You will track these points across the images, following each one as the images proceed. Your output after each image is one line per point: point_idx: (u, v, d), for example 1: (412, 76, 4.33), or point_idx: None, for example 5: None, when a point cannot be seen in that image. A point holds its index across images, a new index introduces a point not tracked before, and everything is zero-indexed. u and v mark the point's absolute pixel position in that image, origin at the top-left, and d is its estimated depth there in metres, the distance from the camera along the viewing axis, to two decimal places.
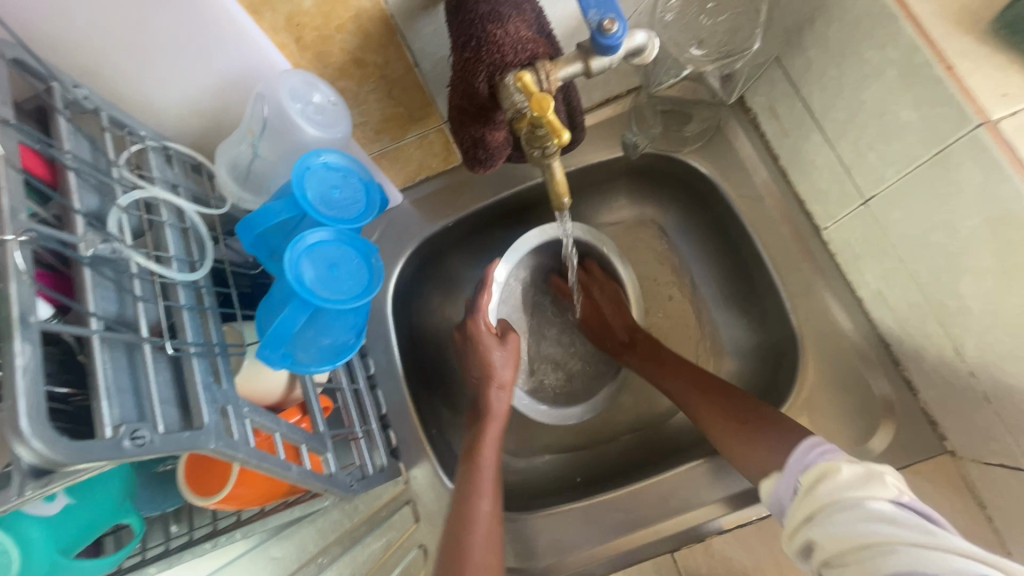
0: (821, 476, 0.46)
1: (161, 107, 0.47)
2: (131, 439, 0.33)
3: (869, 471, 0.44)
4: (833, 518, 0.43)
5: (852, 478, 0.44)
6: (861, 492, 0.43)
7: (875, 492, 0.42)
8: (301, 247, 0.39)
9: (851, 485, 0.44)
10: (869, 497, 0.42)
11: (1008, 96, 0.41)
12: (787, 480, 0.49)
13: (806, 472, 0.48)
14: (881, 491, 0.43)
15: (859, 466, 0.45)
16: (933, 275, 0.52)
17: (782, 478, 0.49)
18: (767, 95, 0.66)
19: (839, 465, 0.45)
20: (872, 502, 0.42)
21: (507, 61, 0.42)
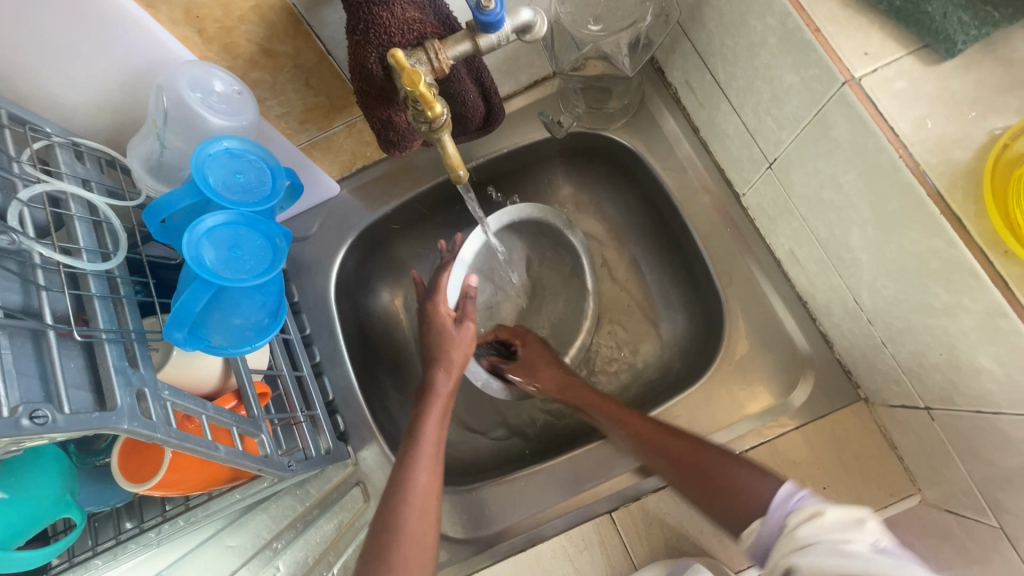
0: (808, 518, 0.44)
1: (67, 104, 0.48)
2: (30, 419, 0.34)
3: (852, 515, 0.43)
4: (810, 551, 0.42)
5: (838, 520, 0.43)
6: (840, 534, 0.41)
7: (853, 535, 0.41)
8: (200, 231, 0.41)
9: (832, 527, 0.42)
10: (847, 538, 0.41)
11: (869, 55, 0.44)
12: (773, 524, 0.47)
13: (793, 515, 0.46)
14: (861, 536, 0.41)
15: (846, 509, 0.43)
16: (829, 230, 0.55)
17: (765, 523, 0.48)
18: (682, 69, 0.69)
19: (823, 509, 0.44)
20: (851, 544, 0.40)
21: (394, 41, 0.43)
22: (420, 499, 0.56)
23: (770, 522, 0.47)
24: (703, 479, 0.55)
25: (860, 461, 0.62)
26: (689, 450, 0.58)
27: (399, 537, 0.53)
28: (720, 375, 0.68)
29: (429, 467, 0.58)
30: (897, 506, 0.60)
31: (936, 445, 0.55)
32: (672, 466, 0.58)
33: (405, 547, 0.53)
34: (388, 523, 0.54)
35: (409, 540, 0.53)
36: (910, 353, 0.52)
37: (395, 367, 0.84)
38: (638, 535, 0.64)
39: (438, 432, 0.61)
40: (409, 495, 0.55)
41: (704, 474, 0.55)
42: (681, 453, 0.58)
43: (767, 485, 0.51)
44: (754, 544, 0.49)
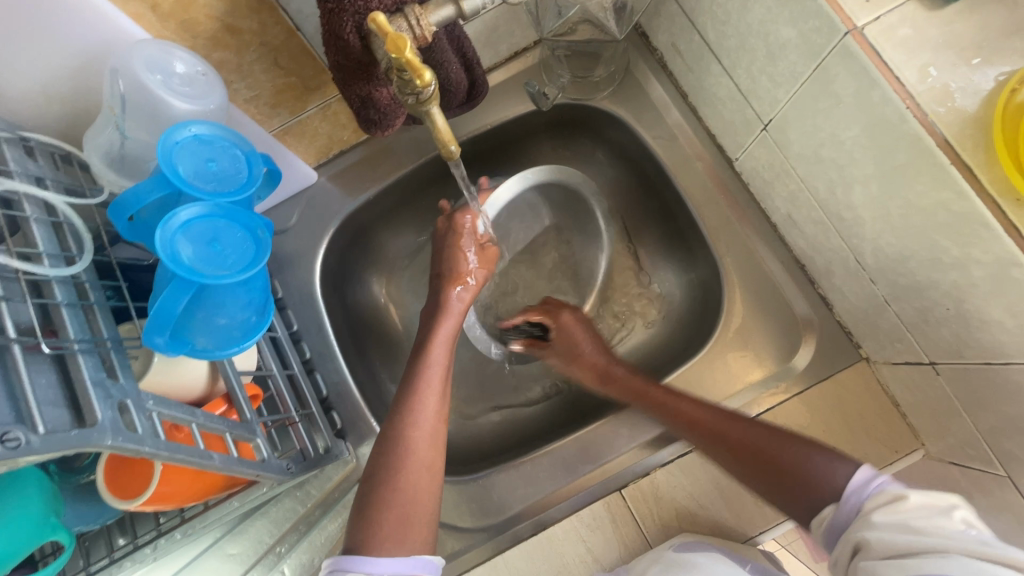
0: (888, 502, 0.45)
1: (12, 96, 0.43)
2: (1, 443, 0.31)
3: (937, 502, 0.43)
4: (888, 531, 0.43)
5: (922, 505, 0.43)
6: (926, 519, 0.42)
7: (941, 523, 0.42)
8: (173, 225, 0.38)
9: (916, 512, 0.43)
10: (932, 522, 0.42)
11: (870, 2, 0.42)
12: (847, 509, 0.48)
13: (870, 500, 0.47)
14: (948, 524, 0.42)
15: (928, 495, 0.44)
16: (829, 190, 0.54)
17: (838, 509, 0.48)
18: (668, 31, 0.66)
19: (903, 494, 0.45)
20: (936, 530, 0.42)
21: (371, 7, 0.40)
22: (428, 424, 0.55)
23: (845, 505, 0.48)
24: (775, 479, 0.53)
25: (865, 420, 0.62)
26: (747, 438, 0.56)
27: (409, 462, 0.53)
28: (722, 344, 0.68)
29: (436, 392, 0.57)
30: (903, 461, 0.61)
31: (941, 399, 0.55)
32: (717, 449, 0.57)
33: (413, 477, 0.52)
34: (392, 457, 0.53)
35: (419, 462, 0.53)
36: (915, 310, 0.51)
37: (388, 359, 0.81)
38: (650, 510, 0.64)
39: (445, 352, 0.60)
40: (415, 419, 0.55)
41: (760, 460, 0.54)
42: (738, 445, 0.56)
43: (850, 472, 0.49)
44: (824, 530, 0.49)
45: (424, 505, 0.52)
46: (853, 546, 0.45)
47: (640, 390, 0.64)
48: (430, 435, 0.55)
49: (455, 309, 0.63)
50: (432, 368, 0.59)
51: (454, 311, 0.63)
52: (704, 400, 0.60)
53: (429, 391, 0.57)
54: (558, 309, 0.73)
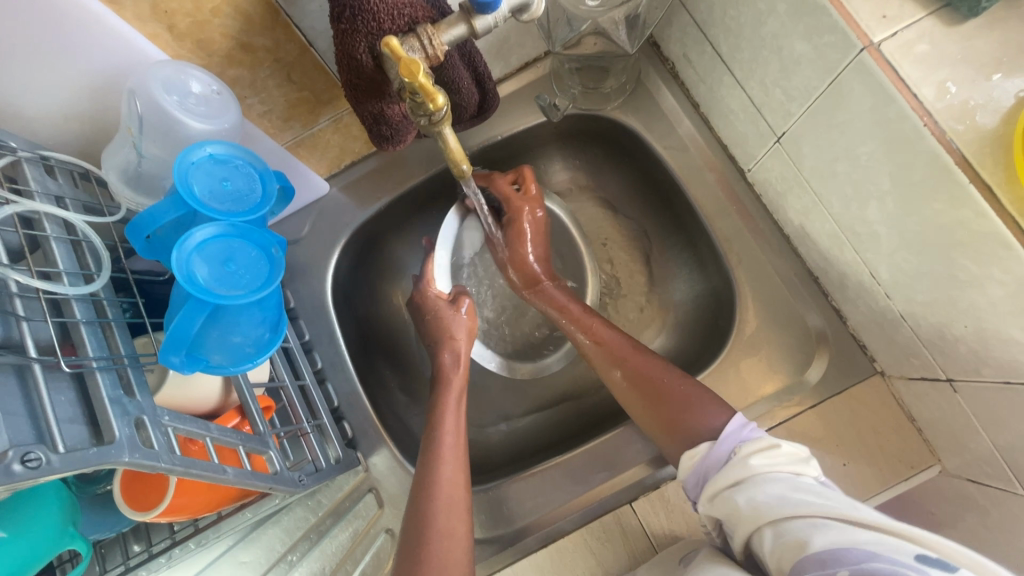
0: (761, 447, 0.47)
1: (32, 114, 0.44)
2: (22, 463, 0.32)
3: (801, 451, 0.47)
4: (759, 486, 0.45)
5: (789, 454, 0.47)
6: (787, 467, 0.46)
7: (801, 470, 0.46)
8: (189, 246, 0.38)
9: (783, 461, 0.46)
10: (795, 473, 0.45)
11: (887, 18, 0.41)
12: (720, 452, 0.50)
13: (745, 443, 0.49)
14: (804, 470, 0.46)
15: (794, 445, 0.48)
16: (844, 205, 0.53)
17: (712, 448, 0.51)
18: (680, 42, 0.66)
19: (776, 443, 0.48)
20: (801, 477, 0.45)
21: (385, 28, 0.40)
22: (450, 470, 0.57)
23: (719, 447, 0.50)
24: (662, 415, 0.58)
25: (880, 436, 0.62)
26: (645, 367, 0.62)
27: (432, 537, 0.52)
28: (733, 355, 0.67)
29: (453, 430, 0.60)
30: (918, 477, 0.60)
31: (958, 416, 0.54)
32: (625, 377, 0.63)
33: (443, 516, 0.54)
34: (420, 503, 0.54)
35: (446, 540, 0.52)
36: (932, 325, 0.51)
37: (398, 367, 0.82)
38: (659, 521, 0.64)
39: (451, 438, 0.59)
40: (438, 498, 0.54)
41: (659, 388, 0.59)
42: (643, 377, 0.61)
43: (723, 420, 0.53)
44: (691, 473, 0.52)
45: (457, 541, 0.52)
46: (728, 503, 0.47)
47: (561, 306, 0.71)
48: (457, 468, 0.57)
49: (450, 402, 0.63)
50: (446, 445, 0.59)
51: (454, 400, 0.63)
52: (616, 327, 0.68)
53: (448, 468, 0.57)
54: (523, 199, 0.72)
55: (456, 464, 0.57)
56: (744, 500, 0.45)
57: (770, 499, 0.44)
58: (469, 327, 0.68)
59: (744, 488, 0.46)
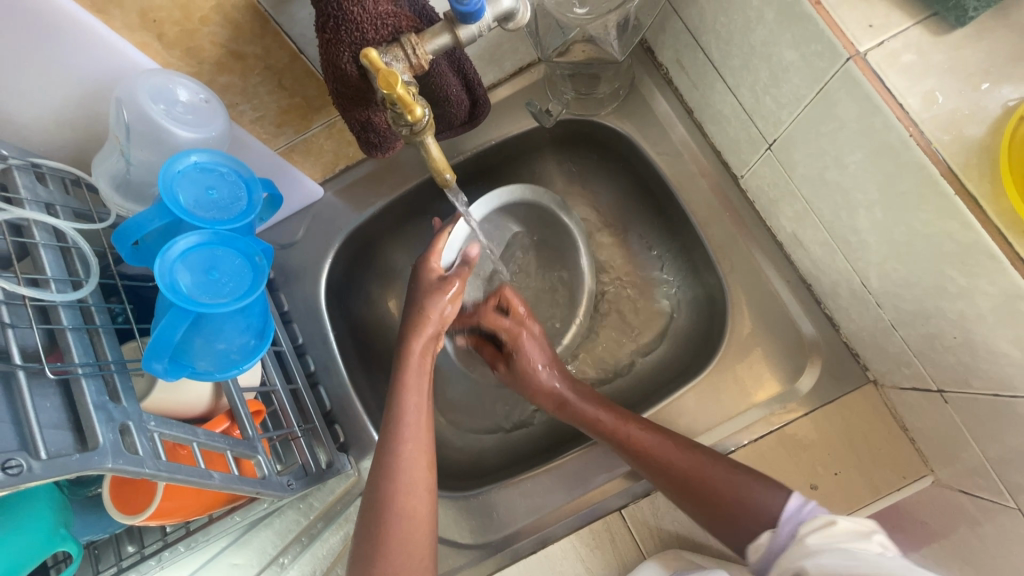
0: (822, 525, 0.49)
1: (23, 122, 0.45)
2: (2, 470, 0.32)
3: (862, 526, 0.47)
4: (820, 556, 0.46)
5: (848, 530, 0.47)
6: (850, 541, 0.46)
7: (863, 542, 0.46)
8: (172, 255, 0.39)
9: (846, 536, 0.47)
10: (857, 544, 0.46)
11: (874, 27, 0.41)
12: (784, 534, 0.52)
13: (804, 524, 0.51)
14: (870, 544, 0.46)
15: (855, 521, 0.48)
16: (834, 213, 0.53)
17: (775, 534, 0.52)
18: (673, 47, 0.66)
19: (834, 519, 0.49)
20: (860, 547, 0.45)
21: (368, 38, 0.40)
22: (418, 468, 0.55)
23: (782, 532, 0.52)
24: (711, 505, 0.56)
25: (872, 445, 0.61)
26: (696, 465, 0.58)
27: (398, 537, 0.52)
28: (725, 362, 0.67)
29: (422, 426, 0.57)
30: (911, 487, 0.60)
31: (949, 427, 0.54)
32: (670, 482, 0.58)
33: (411, 508, 0.54)
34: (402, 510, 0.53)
35: (412, 539, 0.53)
36: (922, 336, 0.50)
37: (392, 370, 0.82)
38: (649, 528, 0.64)
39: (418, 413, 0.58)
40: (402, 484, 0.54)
41: (714, 494, 0.56)
42: (699, 489, 0.57)
43: (783, 500, 0.54)
44: (759, 560, 0.53)
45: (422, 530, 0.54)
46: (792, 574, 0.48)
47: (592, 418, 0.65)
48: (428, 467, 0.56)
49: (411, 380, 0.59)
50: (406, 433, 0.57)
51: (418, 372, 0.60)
52: (652, 425, 0.62)
53: (414, 451, 0.56)
54: (514, 328, 0.70)
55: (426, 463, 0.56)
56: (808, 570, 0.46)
57: (829, 565, 0.45)
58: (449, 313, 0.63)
59: (804, 562, 0.47)
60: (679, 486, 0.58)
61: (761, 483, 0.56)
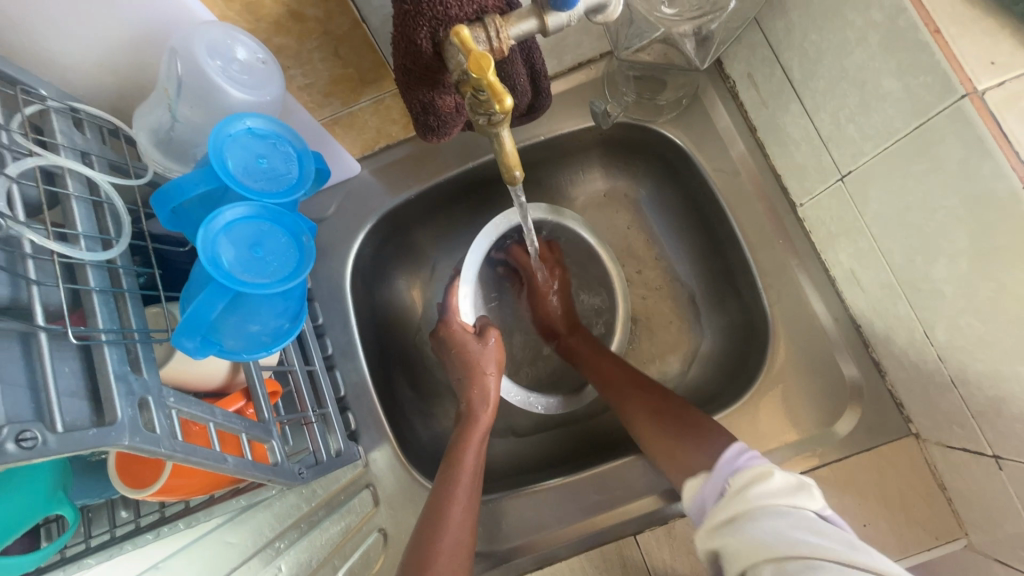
0: (754, 476, 0.47)
1: (66, 63, 0.42)
2: (16, 442, 0.29)
3: (796, 480, 0.46)
4: (756, 523, 0.44)
5: (781, 485, 0.45)
6: (783, 497, 0.44)
7: (801, 501, 0.44)
8: (217, 225, 0.36)
9: (779, 492, 0.45)
10: (796, 505, 0.44)
11: (995, 65, 0.38)
12: (717, 479, 0.50)
13: (737, 474, 0.49)
14: (806, 501, 0.44)
15: (789, 475, 0.46)
16: (906, 257, 0.50)
17: (709, 478, 0.51)
18: (746, 61, 0.62)
19: (769, 472, 0.47)
20: (794, 509, 0.43)
21: (451, 15, 0.37)
22: (460, 514, 0.54)
23: (715, 479, 0.50)
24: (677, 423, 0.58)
25: (906, 500, 0.58)
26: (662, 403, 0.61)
27: (438, 548, 0.52)
28: (760, 396, 0.64)
29: (472, 481, 0.57)
30: (941, 549, 0.57)
31: (998, 495, 0.51)
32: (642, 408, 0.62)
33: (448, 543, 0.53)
34: (429, 535, 0.53)
35: (443, 555, 0.52)
36: (987, 397, 0.47)
37: (407, 362, 0.79)
38: (664, 557, 0.62)
39: (475, 459, 0.59)
40: (445, 505, 0.54)
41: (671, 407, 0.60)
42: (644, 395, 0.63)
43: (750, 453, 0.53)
44: (692, 501, 0.52)
45: (458, 560, 0.52)
46: (722, 541, 0.45)
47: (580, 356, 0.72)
48: (470, 511, 0.55)
49: (476, 439, 0.61)
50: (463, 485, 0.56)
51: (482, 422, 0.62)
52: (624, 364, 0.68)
53: (461, 487, 0.56)
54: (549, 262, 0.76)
55: (469, 506, 0.56)
56: (743, 536, 0.44)
57: (763, 534, 0.42)
58: (497, 359, 0.66)
59: (740, 525, 0.45)
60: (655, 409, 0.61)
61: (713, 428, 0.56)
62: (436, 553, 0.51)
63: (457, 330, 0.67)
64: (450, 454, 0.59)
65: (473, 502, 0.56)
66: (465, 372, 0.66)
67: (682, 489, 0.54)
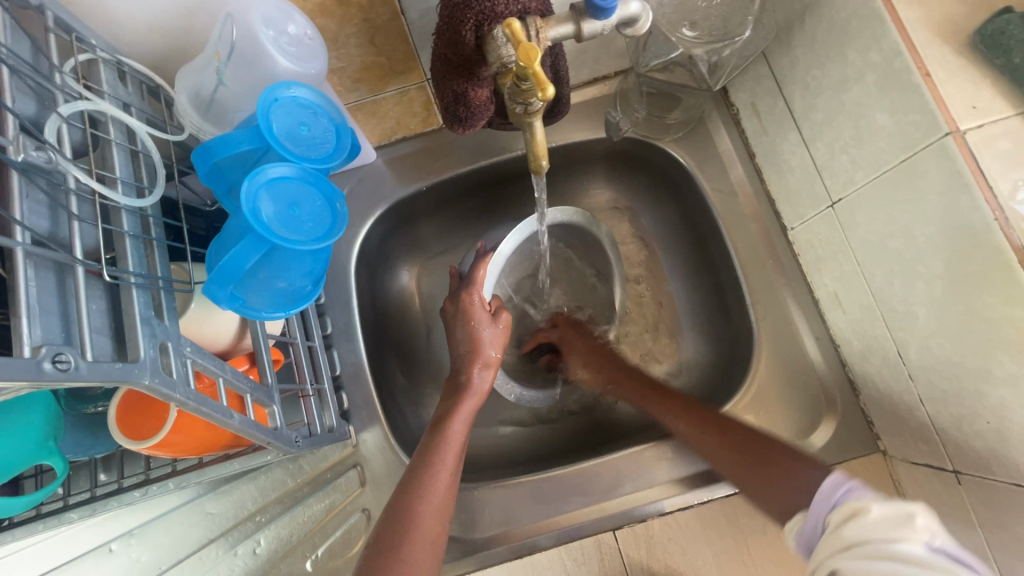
0: (851, 513, 0.44)
1: (119, 20, 0.43)
2: (53, 362, 0.30)
3: (901, 511, 0.42)
4: (855, 555, 0.41)
5: (885, 517, 0.42)
6: (888, 533, 0.41)
7: (905, 535, 0.40)
8: (260, 180, 0.38)
9: (880, 525, 0.41)
10: (898, 539, 0.40)
11: (977, 109, 0.42)
12: (817, 519, 0.47)
13: (835, 511, 0.46)
14: (911, 534, 0.40)
15: (892, 505, 0.42)
16: (886, 281, 0.54)
17: (808, 517, 0.48)
18: (751, 90, 0.67)
19: (868, 506, 0.43)
20: (900, 543, 0.40)
21: (498, 12, 0.40)
22: (444, 481, 0.56)
23: (814, 515, 0.47)
24: (763, 466, 0.55)
25: None
26: (745, 436, 0.58)
27: (424, 508, 0.53)
28: (742, 406, 0.67)
29: (455, 450, 0.58)
30: None
31: (956, 509, 0.55)
32: (722, 448, 0.59)
33: (429, 507, 0.54)
34: (411, 496, 0.54)
35: (426, 516, 0.53)
36: (952, 414, 0.51)
37: (402, 350, 0.81)
38: (640, 555, 0.63)
39: (463, 428, 0.60)
40: (433, 467, 0.56)
41: (745, 440, 0.58)
42: (717, 430, 0.60)
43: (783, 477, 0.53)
44: (796, 541, 0.49)
45: (435, 527, 0.53)
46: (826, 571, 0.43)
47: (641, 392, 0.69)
48: (452, 479, 0.56)
49: (467, 409, 0.62)
50: (446, 453, 0.57)
51: (474, 393, 0.64)
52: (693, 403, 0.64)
53: (447, 453, 0.57)
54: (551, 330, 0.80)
55: (452, 474, 0.57)
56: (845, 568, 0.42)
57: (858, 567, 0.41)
58: (499, 341, 0.68)
59: (841, 558, 0.42)
60: (731, 444, 0.58)
61: (800, 459, 0.54)
62: (417, 516, 0.53)
63: (474, 305, 0.68)
64: (439, 422, 0.61)
65: (457, 469, 0.58)
66: (465, 344, 0.67)
67: (785, 526, 0.51)
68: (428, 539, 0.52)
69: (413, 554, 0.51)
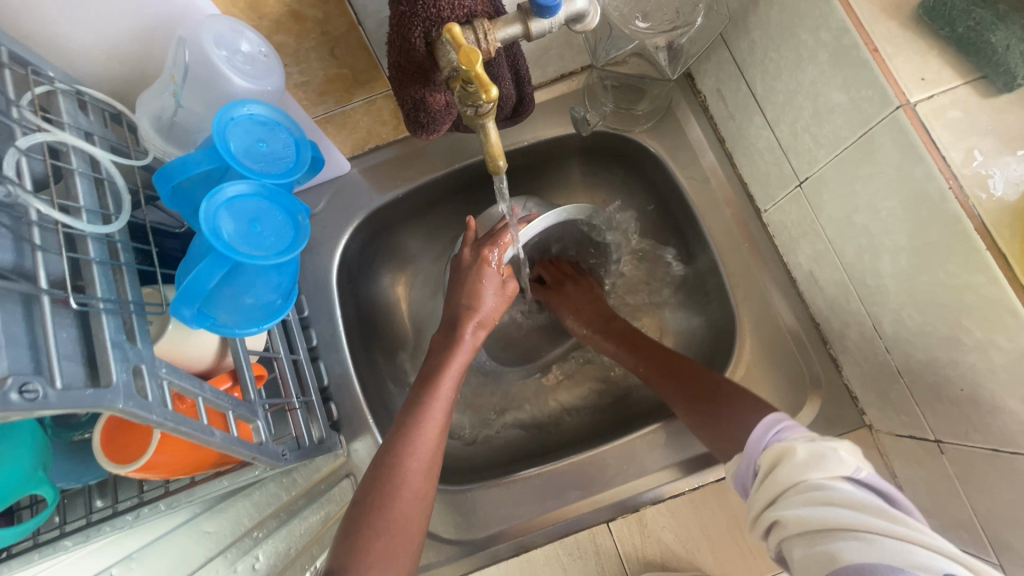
0: (783, 455, 0.47)
1: (75, 49, 0.44)
2: (19, 393, 0.31)
3: (824, 448, 0.45)
4: (794, 501, 0.44)
5: (808, 456, 0.45)
6: (817, 471, 0.44)
7: (832, 472, 0.44)
8: (219, 200, 0.38)
9: (809, 464, 0.45)
10: (828, 477, 0.44)
11: (925, 80, 0.43)
12: (750, 462, 0.50)
13: (767, 455, 0.48)
14: (837, 467, 0.44)
15: (817, 443, 0.46)
16: (857, 255, 0.54)
17: (743, 462, 0.51)
18: (715, 76, 0.67)
19: (796, 445, 0.47)
20: (828, 483, 0.44)
21: (444, 16, 0.41)
22: (429, 445, 0.56)
23: (748, 460, 0.50)
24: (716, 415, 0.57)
25: None
26: (708, 381, 0.61)
27: (409, 464, 0.54)
28: None
29: (443, 410, 0.58)
30: None
31: (941, 477, 0.55)
32: (685, 397, 0.61)
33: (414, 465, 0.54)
34: (394, 455, 0.54)
35: (413, 472, 0.54)
36: (928, 383, 0.52)
37: (390, 357, 0.81)
38: (635, 545, 0.64)
39: (452, 386, 0.60)
40: (422, 424, 0.56)
41: (707, 385, 0.60)
42: (689, 377, 0.62)
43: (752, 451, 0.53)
44: (735, 479, 0.52)
45: (418, 491, 0.54)
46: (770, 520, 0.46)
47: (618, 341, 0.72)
48: (437, 442, 0.56)
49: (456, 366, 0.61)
50: (435, 413, 0.57)
51: (464, 348, 0.63)
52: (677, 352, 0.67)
53: (433, 411, 0.57)
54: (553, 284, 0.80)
55: (436, 437, 0.57)
56: (790, 513, 0.44)
57: (802, 512, 0.43)
58: (497, 300, 0.67)
59: (781, 505, 0.45)
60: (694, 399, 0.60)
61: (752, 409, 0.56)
62: (401, 477, 0.53)
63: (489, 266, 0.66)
64: (423, 380, 0.60)
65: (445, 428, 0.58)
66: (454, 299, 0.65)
67: (727, 466, 0.54)
68: (413, 496, 0.53)
69: (398, 509, 0.52)
